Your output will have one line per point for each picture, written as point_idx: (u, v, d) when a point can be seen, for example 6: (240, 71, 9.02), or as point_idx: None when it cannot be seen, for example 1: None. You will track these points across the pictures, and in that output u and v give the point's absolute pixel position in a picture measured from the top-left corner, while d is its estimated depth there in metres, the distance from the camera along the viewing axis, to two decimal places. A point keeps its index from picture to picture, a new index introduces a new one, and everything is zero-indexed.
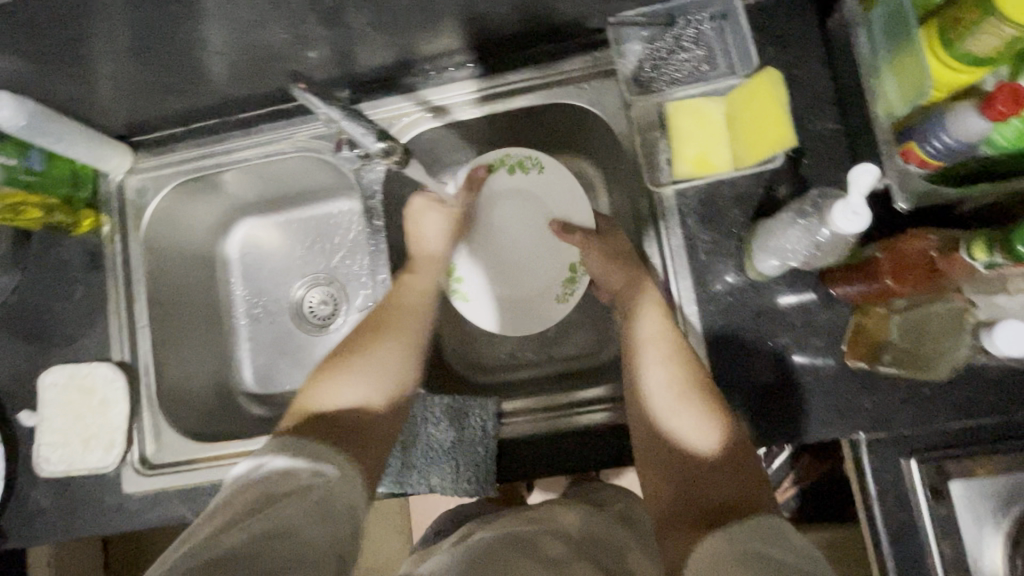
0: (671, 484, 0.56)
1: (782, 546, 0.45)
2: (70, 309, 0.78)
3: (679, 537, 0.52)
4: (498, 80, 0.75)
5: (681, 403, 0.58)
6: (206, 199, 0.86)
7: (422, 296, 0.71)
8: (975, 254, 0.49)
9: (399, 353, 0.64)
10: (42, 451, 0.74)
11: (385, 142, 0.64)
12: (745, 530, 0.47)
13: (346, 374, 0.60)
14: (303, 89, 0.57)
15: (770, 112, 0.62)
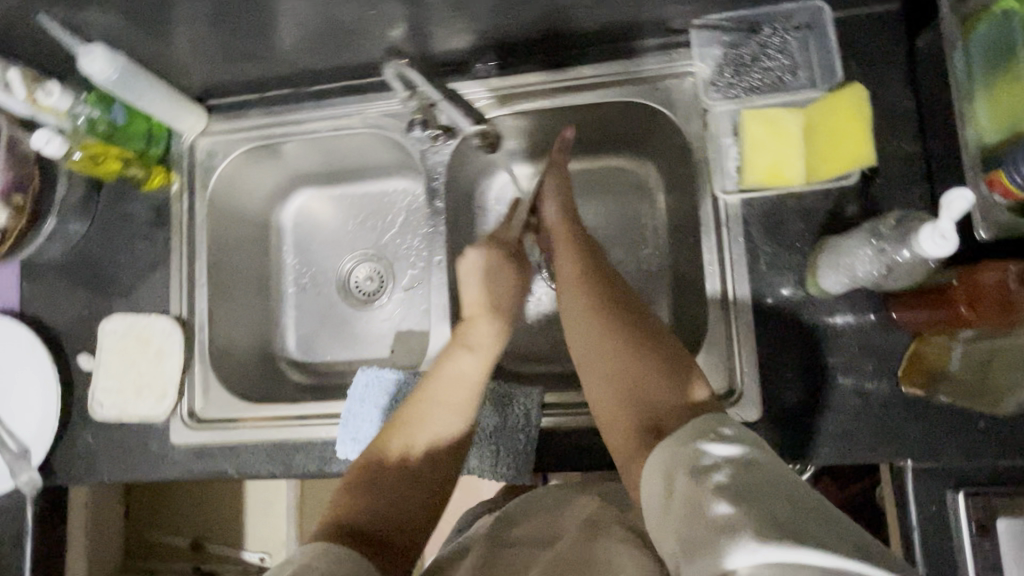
0: (617, 395, 0.58)
1: (734, 440, 0.46)
2: (134, 261, 0.80)
3: (637, 458, 0.54)
4: (571, 73, 0.76)
5: (612, 323, 0.61)
6: (269, 165, 0.88)
7: (478, 378, 0.65)
8: None
9: (452, 409, 0.62)
10: (97, 395, 0.76)
11: (479, 124, 0.73)
12: (688, 429, 0.49)
13: (382, 470, 0.58)
14: (400, 65, 0.67)
15: (851, 125, 0.62)
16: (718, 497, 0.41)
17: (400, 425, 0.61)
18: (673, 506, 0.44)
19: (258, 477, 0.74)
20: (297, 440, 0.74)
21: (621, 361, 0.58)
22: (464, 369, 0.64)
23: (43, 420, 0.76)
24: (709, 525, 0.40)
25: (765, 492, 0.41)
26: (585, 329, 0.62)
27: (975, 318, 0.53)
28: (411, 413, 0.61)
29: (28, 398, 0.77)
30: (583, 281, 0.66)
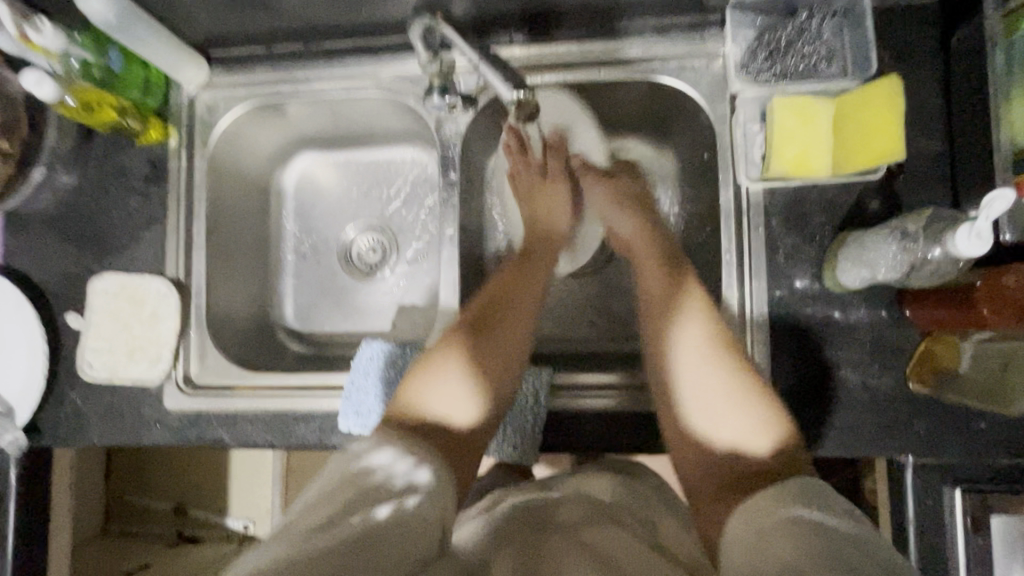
0: (703, 440, 0.61)
1: (819, 506, 0.47)
2: (128, 218, 0.77)
3: (713, 508, 0.56)
4: (597, 46, 0.73)
5: (721, 369, 0.61)
6: (273, 125, 0.84)
7: (526, 314, 0.71)
8: None
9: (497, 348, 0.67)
10: (86, 356, 0.73)
11: (521, 92, 0.69)
12: (783, 488, 0.50)
13: (442, 382, 0.63)
14: (437, 22, 0.62)
15: (883, 121, 0.60)
16: (807, 554, 0.41)
17: (450, 354, 0.65)
18: (753, 545, 0.45)
19: (256, 447, 0.72)
20: (296, 411, 0.72)
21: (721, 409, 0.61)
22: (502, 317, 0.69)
23: (28, 379, 0.73)
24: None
25: (858, 564, 0.40)
26: (682, 372, 0.63)
27: (997, 322, 0.54)
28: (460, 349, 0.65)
29: (12, 356, 0.74)
30: (681, 302, 0.67)
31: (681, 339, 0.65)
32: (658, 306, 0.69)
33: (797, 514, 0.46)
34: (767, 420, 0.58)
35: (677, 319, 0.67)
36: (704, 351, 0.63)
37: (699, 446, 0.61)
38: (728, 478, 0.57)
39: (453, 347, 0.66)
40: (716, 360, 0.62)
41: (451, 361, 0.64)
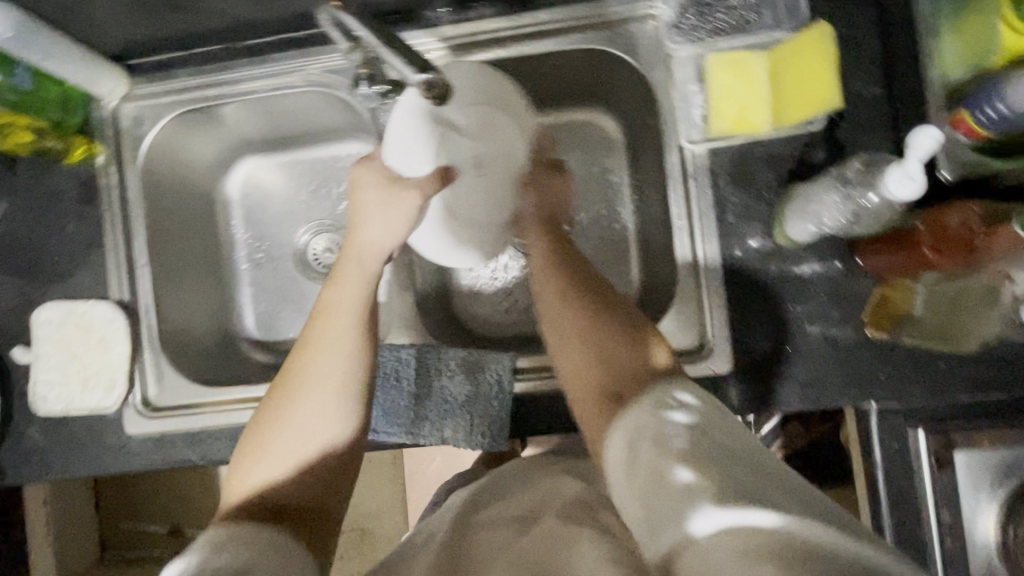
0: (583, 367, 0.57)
1: (690, 408, 0.47)
2: (64, 244, 0.74)
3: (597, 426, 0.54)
4: (528, 19, 0.71)
5: (571, 303, 0.60)
6: (207, 132, 0.81)
7: (348, 331, 0.60)
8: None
9: (315, 406, 0.57)
10: (39, 390, 0.72)
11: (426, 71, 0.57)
12: (655, 392, 0.50)
13: (267, 452, 0.56)
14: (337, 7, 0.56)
15: (818, 65, 0.59)
16: (687, 470, 0.41)
17: (260, 429, 0.58)
18: (640, 476, 0.44)
19: (225, 463, 0.71)
20: None
21: (582, 329, 0.58)
22: (312, 366, 0.58)
23: None
24: (676, 493, 0.40)
25: (722, 457, 0.42)
26: (554, 308, 0.61)
27: (941, 263, 0.53)
28: (269, 424, 0.57)
29: None
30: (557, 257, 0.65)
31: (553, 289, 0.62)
32: (538, 259, 0.66)
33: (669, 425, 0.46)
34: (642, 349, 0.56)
35: (554, 274, 0.63)
36: (580, 294, 0.60)
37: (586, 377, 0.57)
38: (600, 391, 0.55)
39: (264, 421, 0.58)
40: (578, 309, 0.60)
41: (260, 441, 0.57)
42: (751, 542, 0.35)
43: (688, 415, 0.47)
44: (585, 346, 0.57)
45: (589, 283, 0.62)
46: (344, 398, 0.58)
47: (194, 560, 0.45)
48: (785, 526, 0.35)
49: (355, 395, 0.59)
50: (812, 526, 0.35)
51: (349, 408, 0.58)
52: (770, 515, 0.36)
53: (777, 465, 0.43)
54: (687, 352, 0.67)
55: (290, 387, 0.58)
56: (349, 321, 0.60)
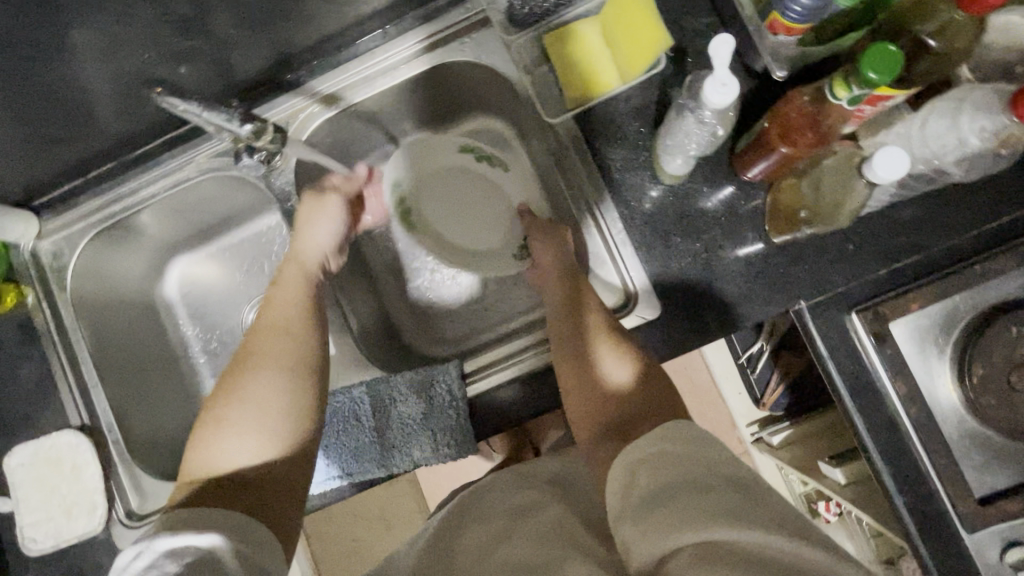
0: (591, 405, 0.57)
1: (686, 442, 0.47)
2: (18, 387, 0.77)
3: (602, 452, 0.53)
4: (380, 53, 0.75)
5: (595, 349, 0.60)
6: (127, 246, 0.85)
7: (298, 319, 0.64)
8: (837, 91, 0.48)
9: (271, 381, 0.58)
10: (27, 531, 0.73)
11: (252, 122, 0.67)
12: (654, 432, 0.49)
13: (224, 430, 0.55)
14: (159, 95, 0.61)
15: (637, 13, 0.64)
16: (669, 492, 0.42)
17: (209, 415, 0.56)
18: (627, 495, 0.46)
19: None
20: None
21: (600, 373, 0.58)
22: (274, 345, 0.61)
23: None
24: (661, 512, 0.41)
25: (707, 481, 0.42)
26: (568, 356, 0.62)
27: (798, 151, 0.57)
28: (219, 408, 0.56)
29: None
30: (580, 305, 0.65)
31: (576, 335, 0.62)
32: (555, 310, 0.67)
33: (660, 455, 0.46)
34: (653, 398, 0.55)
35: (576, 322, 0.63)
36: (604, 339, 0.61)
37: (595, 413, 0.57)
38: (604, 424, 0.55)
39: (213, 405, 0.57)
40: (605, 356, 0.59)
41: (211, 423, 0.55)
42: (726, 560, 0.37)
43: (689, 446, 0.46)
44: (597, 384, 0.58)
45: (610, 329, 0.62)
46: (305, 374, 0.60)
47: (150, 544, 0.43)
48: (766, 548, 0.37)
49: (316, 374, 0.61)
50: (780, 540, 0.38)
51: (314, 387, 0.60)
52: (751, 535, 0.38)
53: (764, 486, 0.44)
54: (617, 309, 0.70)
55: (245, 366, 0.59)
56: (304, 333, 0.63)
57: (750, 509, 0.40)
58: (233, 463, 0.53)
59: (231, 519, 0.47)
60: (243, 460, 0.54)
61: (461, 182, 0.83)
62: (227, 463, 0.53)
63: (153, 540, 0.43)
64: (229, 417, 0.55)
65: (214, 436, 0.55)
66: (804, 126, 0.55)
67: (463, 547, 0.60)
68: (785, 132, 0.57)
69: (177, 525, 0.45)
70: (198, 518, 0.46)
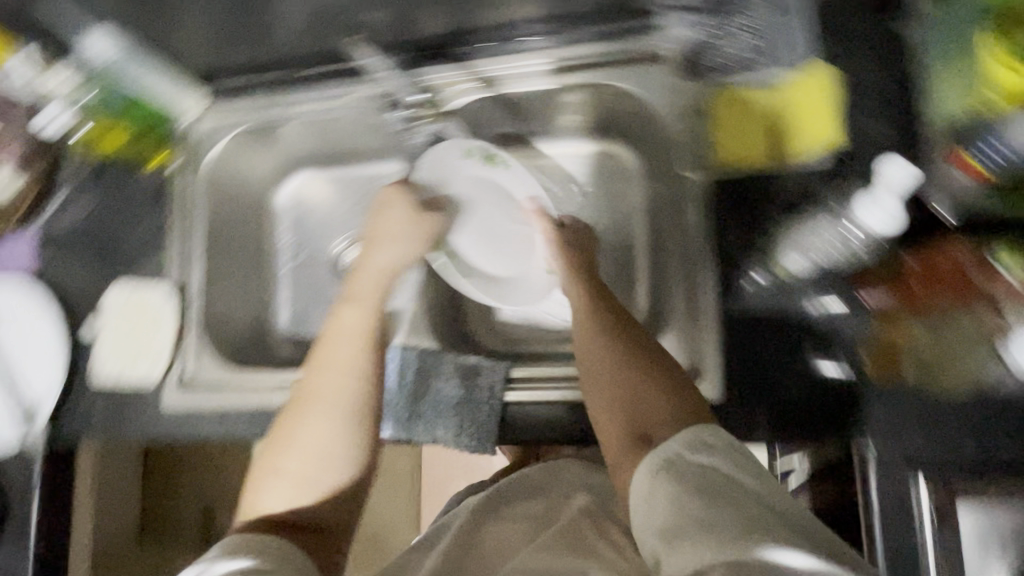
0: (612, 405, 0.58)
1: (705, 450, 0.50)
2: (141, 233, 0.86)
3: (624, 461, 0.55)
4: (551, 54, 0.76)
5: (617, 347, 0.61)
6: (266, 148, 0.92)
7: (351, 352, 0.64)
8: (1001, 257, 0.55)
9: (323, 425, 0.61)
10: (100, 355, 0.82)
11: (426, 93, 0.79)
12: (674, 439, 0.52)
13: (283, 467, 0.60)
14: (361, 50, 0.79)
15: (816, 106, 0.64)
16: (702, 502, 0.46)
17: (274, 445, 0.62)
18: (652, 505, 0.49)
19: (242, 438, 0.78)
20: (277, 405, 0.78)
21: (619, 372, 0.59)
22: (329, 384, 0.62)
23: (54, 377, 0.83)
24: (695, 522, 0.45)
25: (733, 495, 0.47)
26: (586, 349, 0.63)
27: (934, 302, 0.57)
28: (278, 443, 0.62)
29: (39, 358, 0.84)
30: (602, 305, 0.66)
31: (590, 330, 0.63)
32: (576, 302, 0.68)
33: (687, 466, 0.50)
34: (673, 400, 0.55)
35: (596, 317, 0.64)
36: (625, 340, 0.61)
37: (617, 412, 0.57)
38: (628, 429, 0.56)
39: (277, 437, 0.62)
40: (625, 355, 0.60)
41: (272, 457, 0.61)
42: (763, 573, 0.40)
43: (709, 457, 0.50)
44: (621, 387, 0.58)
45: (631, 330, 0.62)
46: (350, 418, 0.61)
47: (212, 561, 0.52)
48: (786, 565, 0.41)
49: (362, 413, 0.62)
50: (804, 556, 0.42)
51: (360, 429, 0.62)
52: (771, 552, 0.42)
53: (788, 499, 0.48)
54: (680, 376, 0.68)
55: (304, 402, 0.62)
56: (357, 375, 0.63)
57: (770, 525, 0.44)
58: (291, 499, 0.59)
59: (277, 550, 0.53)
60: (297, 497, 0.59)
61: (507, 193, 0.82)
62: (282, 500, 0.59)
63: (211, 562, 0.52)
64: (287, 458, 0.60)
65: (274, 471, 0.60)
66: (930, 281, 0.57)
67: (488, 548, 0.64)
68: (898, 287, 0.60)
69: (234, 551, 0.53)
70: (249, 548, 0.53)
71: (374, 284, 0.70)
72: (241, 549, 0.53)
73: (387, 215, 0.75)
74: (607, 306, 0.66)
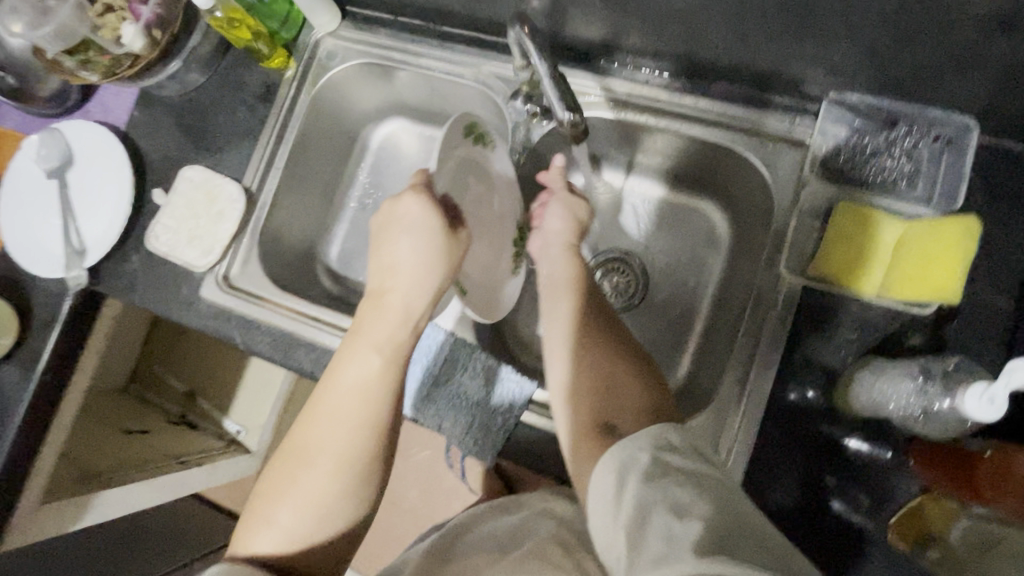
0: (581, 394, 0.61)
1: (664, 453, 0.50)
2: (231, 125, 0.87)
3: (585, 451, 0.56)
4: (688, 101, 0.75)
5: (591, 344, 0.65)
6: (377, 85, 0.91)
7: (358, 408, 0.60)
8: None
9: (322, 476, 0.58)
10: (156, 228, 0.82)
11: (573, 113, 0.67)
12: (634, 435, 0.53)
13: (275, 513, 0.57)
14: (522, 30, 0.63)
15: (948, 254, 0.59)
16: (668, 516, 0.44)
17: (268, 487, 0.59)
18: (615, 518, 0.48)
19: (258, 355, 0.79)
20: (302, 336, 0.78)
21: (591, 367, 0.63)
22: (332, 432, 0.59)
23: (107, 230, 0.84)
24: (665, 539, 0.43)
25: (695, 502, 0.45)
26: (563, 339, 0.67)
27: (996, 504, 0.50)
28: (273, 486, 0.59)
29: (100, 209, 0.85)
30: (584, 304, 0.70)
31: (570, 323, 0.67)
32: (558, 292, 0.71)
33: (644, 467, 0.49)
34: (637, 404, 0.59)
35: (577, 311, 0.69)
36: (598, 340, 0.66)
37: (583, 403, 0.60)
38: (593, 420, 0.59)
39: (273, 478, 0.59)
40: (599, 357, 0.64)
41: (265, 500, 0.58)
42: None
43: (674, 459, 0.50)
44: (593, 371, 0.63)
45: (608, 335, 0.67)
46: (350, 479, 0.58)
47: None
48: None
49: (364, 472, 0.59)
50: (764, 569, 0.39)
51: (360, 486, 0.59)
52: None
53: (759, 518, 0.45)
54: None
55: (304, 447, 0.59)
56: (362, 429, 0.59)
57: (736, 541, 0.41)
58: (279, 547, 0.57)
59: None
60: (284, 547, 0.57)
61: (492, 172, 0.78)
62: (269, 548, 0.57)
63: None
64: (280, 504, 0.58)
65: (265, 516, 0.58)
66: (999, 482, 0.50)
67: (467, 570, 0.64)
68: (956, 487, 0.54)
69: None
70: None
71: (385, 317, 0.64)
72: None
73: (405, 248, 0.65)
74: (591, 305, 0.70)
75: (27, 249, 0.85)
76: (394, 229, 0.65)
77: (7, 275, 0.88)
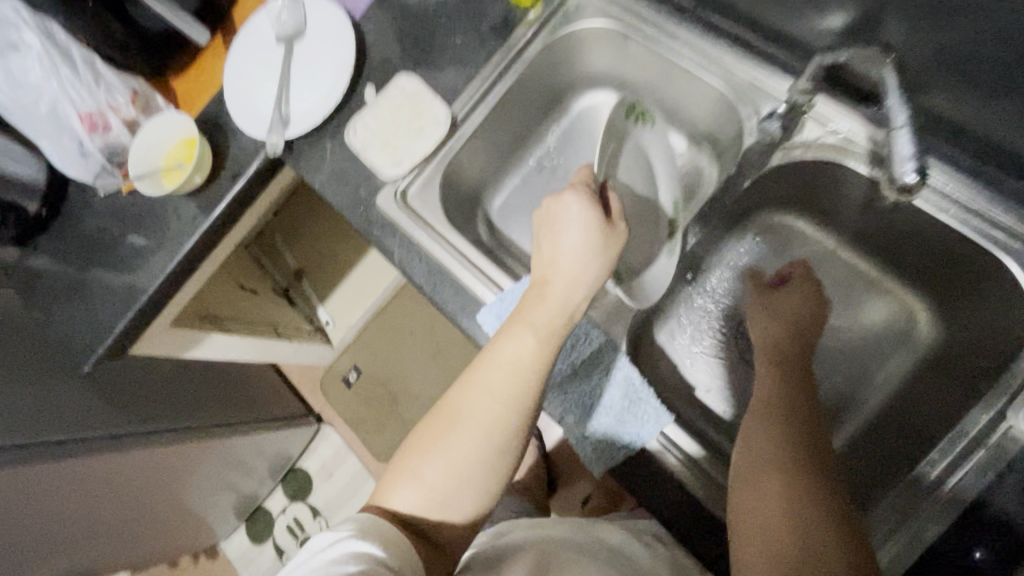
0: (773, 517, 0.55)
1: None
2: (456, 47, 0.85)
3: None
4: (966, 189, 0.65)
5: (801, 461, 0.58)
6: (608, 53, 0.86)
7: (505, 386, 0.62)
8: None
9: (465, 446, 0.62)
10: (357, 123, 0.84)
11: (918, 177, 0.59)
12: None
13: (418, 473, 0.63)
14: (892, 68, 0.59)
15: None
16: None
17: (413, 444, 0.65)
18: None
19: (408, 278, 0.80)
20: (455, 277, 0.78)
21: (796, 487, 0.56)
22: (480, 406, 0.62)
23: (313, 112, 0.86)
24: None
25: None
26: (769, 442, 0.61)
27: None
28: (419, 445, 0.64)
29: (314, 88, 0.88)
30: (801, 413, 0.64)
31: (784, 432, 0.61)
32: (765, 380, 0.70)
33: None
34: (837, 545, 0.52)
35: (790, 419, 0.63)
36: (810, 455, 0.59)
37: (776, 529, 0.54)
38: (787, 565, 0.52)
39: (418, 437, 0.65)
40: (805, 473, 0.57)
41: (411, 455, 0.64)
42: None
43: None
44: (794, 486, 0.56)
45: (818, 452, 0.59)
46: (494, 446, 0.62)
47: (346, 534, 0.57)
48: None
49: (507, 445, 0.62)
50: None
51: (499, 459, 0.62)
52: None
53: None
54: None
55: (452, 415, 0.63)
56: (508, 407, 0.62)
57: None
58: (419, 503, 0.62)
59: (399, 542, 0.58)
60: (424, 503, 0.62)
61: (652, 157, 0.86)
62: (410, 501, 0.62)
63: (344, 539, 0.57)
64: (424, 462, 0.62)
65: (408, 469, 0.63)
66: None
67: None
68: None
69: (364, 533, 0.57)
70: (376, 530, 0.58)
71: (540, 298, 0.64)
72: (369, 532, 0.58)
73: (570, 240, 0.65)
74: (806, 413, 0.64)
75: (240, 102, 0.90)
76: (557, 227, 0.67)
77: (215, 120, 0.94)
